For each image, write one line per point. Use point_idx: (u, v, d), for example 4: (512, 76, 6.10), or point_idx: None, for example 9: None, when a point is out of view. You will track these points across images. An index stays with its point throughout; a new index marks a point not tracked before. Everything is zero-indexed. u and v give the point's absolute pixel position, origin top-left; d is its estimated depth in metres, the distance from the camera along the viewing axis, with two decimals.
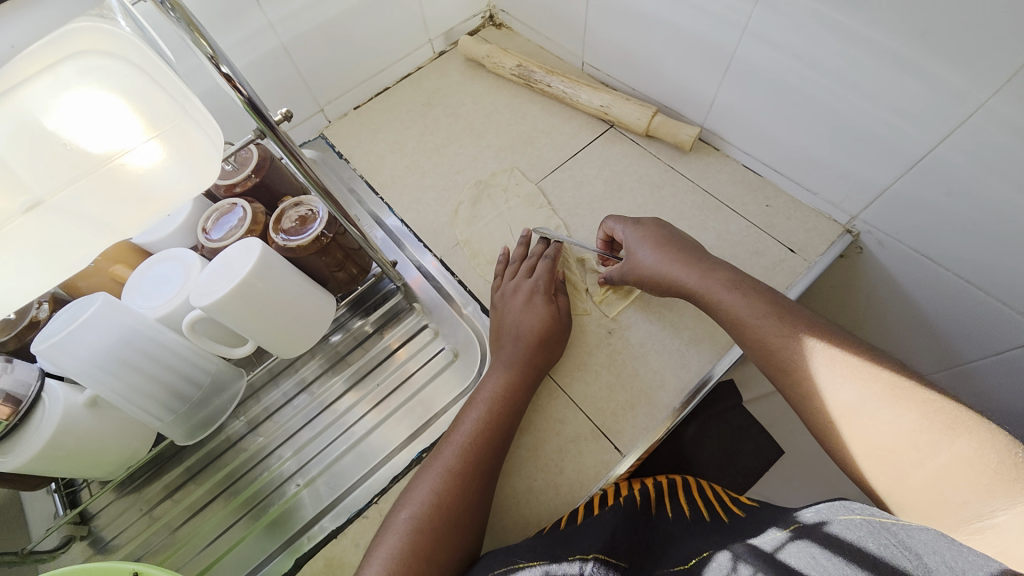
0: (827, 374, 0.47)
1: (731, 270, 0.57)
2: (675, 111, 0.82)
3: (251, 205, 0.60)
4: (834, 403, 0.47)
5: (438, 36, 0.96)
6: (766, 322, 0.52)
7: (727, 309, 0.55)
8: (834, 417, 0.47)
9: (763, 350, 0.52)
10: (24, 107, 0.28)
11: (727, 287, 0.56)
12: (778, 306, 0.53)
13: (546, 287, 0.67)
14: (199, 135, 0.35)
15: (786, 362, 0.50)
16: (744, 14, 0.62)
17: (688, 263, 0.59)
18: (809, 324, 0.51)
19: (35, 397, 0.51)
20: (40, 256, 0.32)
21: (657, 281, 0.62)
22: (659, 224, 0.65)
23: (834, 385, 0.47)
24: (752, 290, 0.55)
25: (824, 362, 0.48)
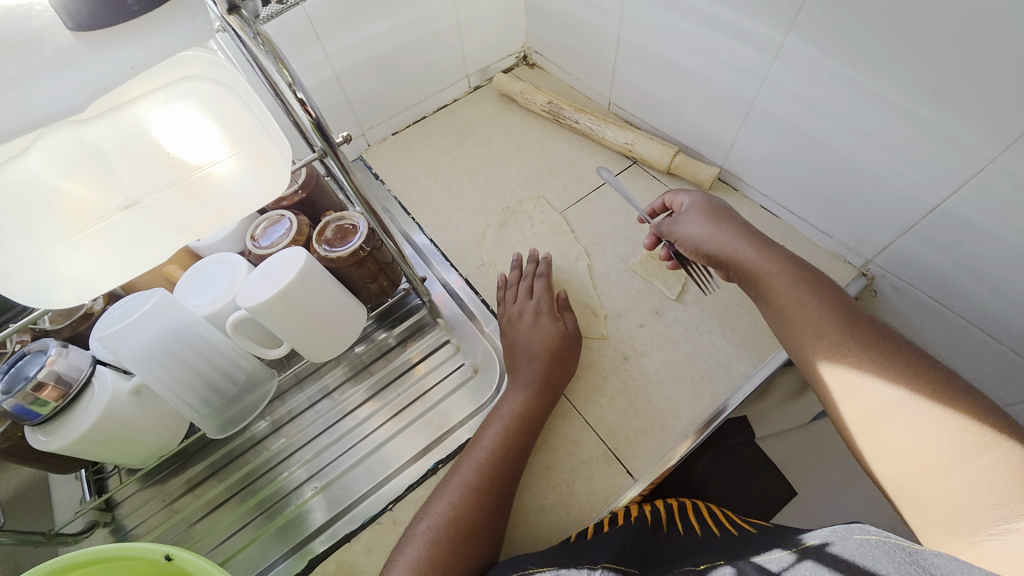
0: (870, 366, 0.49)
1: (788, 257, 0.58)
2: (696, 152, 0.86)
3: (298, 218, 0.65)
4: (869, 395, 0.48)
5: (475, 72, 1.03)
6: (817, 309, 0.53)
7: (774, 292, 0.56)
8: (867, 413, 0.48)
9: (807, 335, 0.53)
10: (135, 119, 0.33)
11: (782, 268, 0.57)
12: (827, 297, 0.54)
13: (549, 306, 0.70)
14: (270, 150, 0.39)
15: (825, 350, 0.52)
16: (764, 66, 0.66)
17: (746, 239, 0.60)
18: (857, 317, 0.52)
19: (85, 381, 0.54)
20: (124, 249, 0.37)
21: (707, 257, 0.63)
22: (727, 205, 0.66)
23: (873, 377, 0.48)
24: (807, 278, 0.56)
25: (860, 358, 0.49)
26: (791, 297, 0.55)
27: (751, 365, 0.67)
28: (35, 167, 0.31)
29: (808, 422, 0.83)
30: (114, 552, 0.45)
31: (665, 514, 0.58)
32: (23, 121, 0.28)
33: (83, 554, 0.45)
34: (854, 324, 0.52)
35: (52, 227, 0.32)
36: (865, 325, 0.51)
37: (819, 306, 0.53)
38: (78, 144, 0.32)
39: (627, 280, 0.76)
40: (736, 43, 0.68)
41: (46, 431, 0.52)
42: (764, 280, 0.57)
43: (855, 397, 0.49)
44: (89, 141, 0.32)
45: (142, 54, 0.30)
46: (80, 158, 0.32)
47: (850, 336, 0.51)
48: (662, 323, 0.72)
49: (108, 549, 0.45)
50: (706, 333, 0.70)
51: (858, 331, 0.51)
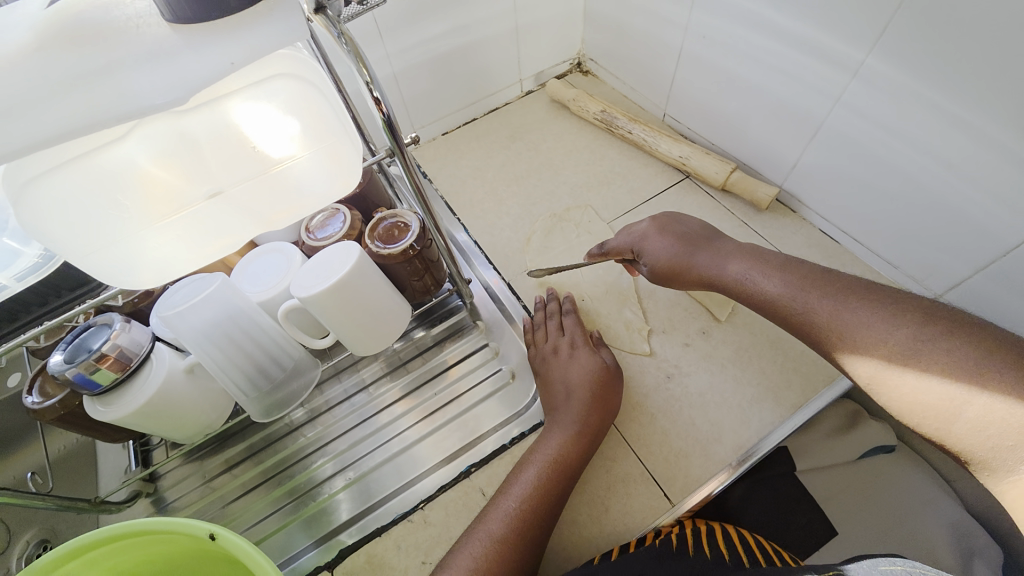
0: (865, 320, 0.48)
1: (737, 245, 0.62)
2: (753, 169, 0.83)
3: (352, 212, 0.66)
4: (879, 351, 0.46)
5: (528, 77, 1.03)
6: (789, 288, 0.54)
7: (741, 283, 0.58)
8: (882, 373, 0.46)
9: (792, 313, 0.53)
10: (225, 114, 0.34)
11: (739, 261, 0.59)
12: (786, 268, 0.56)
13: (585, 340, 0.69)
14: (345, 149, 0.39)
15: (817, 323, 0.51)
16: (839, 85, 0.64)
17: (691, 246, 0.64)
18: (819, 273, 0.54)
19: (145, 357, 0.56)
20: (201, 233, 0.38)
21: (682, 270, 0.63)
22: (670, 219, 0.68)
23: (874, 333, 0.47)
24: (761, 258, 0.59)
25: (846, 321, 0.49)
26: (760, 286, 0.57)
27: (803, 396, 0.64)
28: (130, 152, 0.32)
29: (855, 460, 0.78)
30: (157, 522, 0.46)
31: (698, 530, 0.55)
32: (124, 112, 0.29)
33: (127, 524, 0.46)
34: (823, 282, 0.52)
35: (140, 212, 0.34)
36: (834, 278, 0.52)
37: (786, 282, 0.55)
38: (174, 133, 0.33)
39: (674, 297, 0.74)
40: (810, 59, 0.65)
41: (105, 401, 0.55)
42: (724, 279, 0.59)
43: (864, 360, 0.47)
44: (185, 131, 0.34)
45: (242, 53, 0.30)
46: (173, 146, 0.34)
47: (827, 296, 0.51)
48: (708, 344, 0.69)
49: (149, 520, 0.46)
50: (755, 358, 0.67)
51: (830, 288, 0.51)
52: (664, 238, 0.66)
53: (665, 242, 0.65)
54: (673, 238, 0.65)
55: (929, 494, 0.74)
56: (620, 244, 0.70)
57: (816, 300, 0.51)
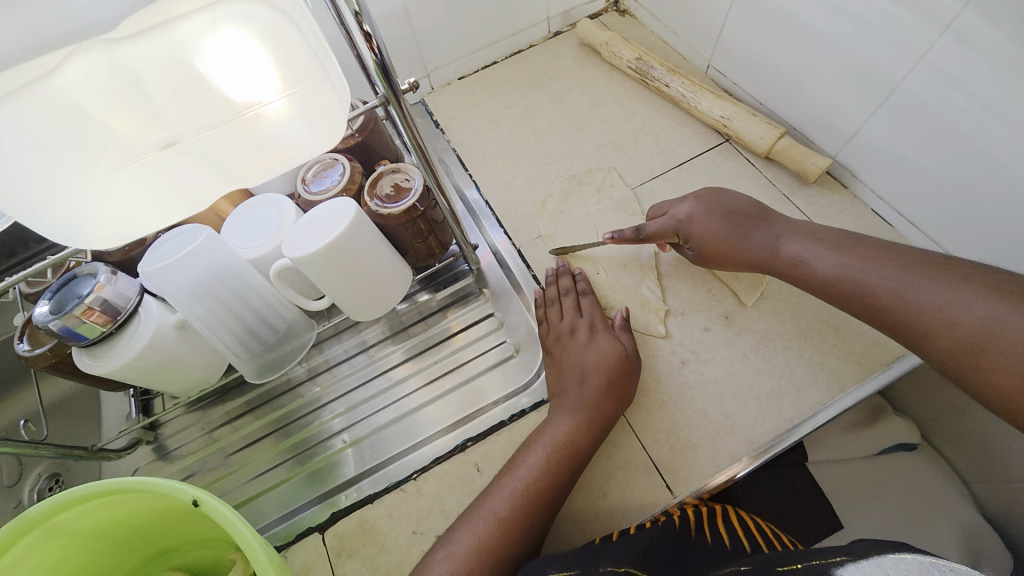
0: (940, 297, 0.44)
1: (789, 222, 0.59)
2: (804, 136, 0.73)
3: (351, 164, 0.61)
4: (957, 333, 0.42)
5: (557, 15, 0.91)
6: (848, 267, 0.51)
7: (798, 263, 0.55)
8: (959, 356, 0.42)
9: (854, 294, 0.50)
10: (180, 42, 0.29)
11: (794, 239, 0.56)
12: (844, 244, 0.53)
13: (604, 322, 0.65)
14: (329, 95, 0.33)
15: (882, 302, 0.48)
16: (926, 41, 0.53)
17: (740, 224, 0.60)
18: (883, 249, 0.50)
19: (133, 310, 0.54)
20: (166, 189, 0.33)
21: (741, 252, 0.60)
22: (719, 194, 0.64)
23: (953, 304, 0.43)
24: (817, 236, 0.55)
25: (928, 290, 0.45)
26: (817, 265, 0.54)
27: (827, 394, 0.59)
28: (69, 88, 0.27)
29: (871, 456, 0.74)
30: (143, 483, 0.45)
31: (696, 515, 0.53)
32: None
33: (109, 483, 0.45)
34: (888, 259, 0.49)
35: (90, 160, 0.29)
36: (901, 253, 0.49)
37: (842, 260, 0.52)
38: (113, 67, 0.28)
39: (697, 276, 0.68)
40: (895, 5, 0.54)
41: (94, 353, 0.53)
42: (783, 257, 0.56)
43: (938, 342, 0.43)
44: (125, 64, 0.28)
45: None
46: (115, 85, 0.28)
47: (893, 273, 0.48)
48: (730, 331, 0.64)
49: (137, 480, 0.45)
50: (780, 349, 0.62)
51: (896, 265, 0.48)
52: (711, 217, 0.62)
53: (712, 222, 0.61)
54: (719, 216, 0.61)
55: (948, 499, 0.70)
56: (664, 232, 0.65)
57: (880, 278, 0.48)
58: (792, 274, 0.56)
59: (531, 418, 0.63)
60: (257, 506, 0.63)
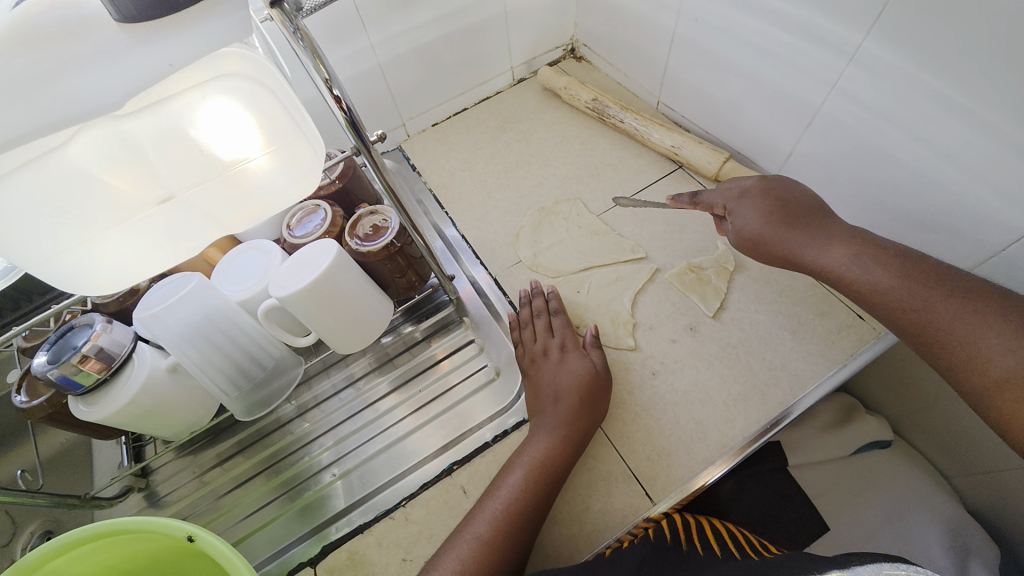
0: (980, 336, 0.45)
1: (842, 225, 0.58)
2: (748, 159, 0.80)
3: (332, 208, 0.65)
4: (1001, 370, 0.44)
5: (520, 64, 1.00)
6: (891, 283, 0.52)
7: (845, 269, 0.55)
8: (999, 390, 0.44)
9: (890, 309, 0.52)
10: (176, 116, 0.34)
11: (842, 245, 0.56)
12: (903, 258, 0.52)
13: (575, 342, 0.68)
14: (305, 149, 0.40)
15: (931, 322, 0.48)
16: (835, 71, 0.61)
17: (789, 214, 0.60)
18: (942, 278, 0.49)
19: (127, 357, 0.57)
20: (161, 238, 0.39)
21: (762, 236, 0.62)
22: (781, 184, 0.63)
23: (993, 348, 0.44)
24: (870, 245, 0.55)
25: (979, 328, 0.45)
26: (859, 275, 0.54)
27: (791, 394, 0.62)
28: (76, 160, 0.32)
29: (848, 455, 0.76)
30: (145, 522, 0.47)
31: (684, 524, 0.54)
32: (76, 111, 0.30)
33: (107, 523, 0.47)
34: (948, 288, 0.49)
35: (96, 219, 0.34)
36: (959, 279, 0.49)
37: (894, 275, 0.52)
38: (116, 138, 0.33)
39: (662, 292, 0.73)
40: (806, 43, 0.62)
41: (89, 401, 0.56)
42: (820, 261, 0.57)
43: (975, 377, 0.45)
44: (127, 135, 0.33)
45: (177, 48, 0.31)
46: (118, 152, 0.33)
47: (943, 302, 0.48)
48: (696, 341, 0.68)
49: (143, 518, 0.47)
50: (744, 355, 0.66)
51: (954, 291, 0.48)
52: (760, 210, 0.62)
53: (757, 208, 0.63)
54: (772, 209, 0.61)
55: (923, 491, 0.72)
56: (714, 201, 0.68)
57: (937, 301, 0.48)
58: (833, 278, 0.57)
59: (514, 438, 0.65)
60: (249, 547, 0.63)
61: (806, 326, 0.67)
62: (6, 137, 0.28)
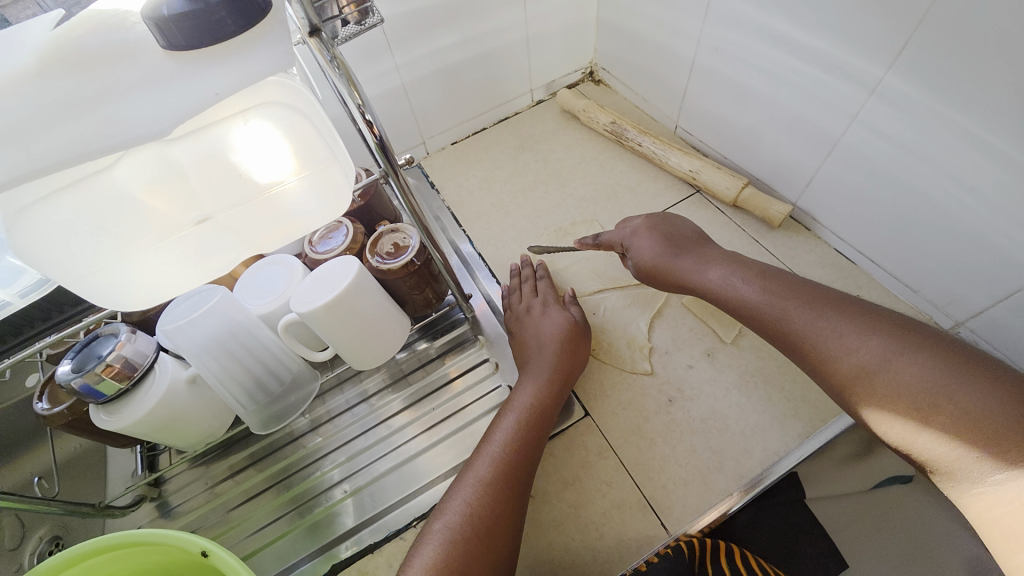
0: (836, 331, 0.49)
1: (720, 253, 0.65)
2: (767, 185, 0.80)
3: (354, 225, 0.66)
4: (854, 361, 0.47)
5: (539, 87, 1.02)
6: (763, 295, 0.56)
7: (722, 288, 0.60)
8: (854, 380, 0.47)
9: (769, 319, 0.55)
10: (215, 142, 0.36)
11: (719, 267, 0.62)
12: (765, 276, 0.58)
13: (556, 299, 0.73)
14: (336, 173, 0.41)
15: (792, 328, 0.53)
16: (857, 102, 0.61)
17: (675, 246, 0.67)
18: (801, 286, 0.55)
19: (149, 367, 0.57)
20: (195, 257, 0.39)
21: (654, 264, 0.67)
22: (669, 220, 0.71)
23: (846, 342, 0.48)
24: (743, 265, 0.61)
25: (832, 323, 0.50)
26: (738, 291, 0.59)
27: (810, 426, 0.61)
28: (120, 180, 0.33)
29: (868, 489, 0.73)
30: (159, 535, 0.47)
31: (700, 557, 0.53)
32: (124, 138, 0.30)
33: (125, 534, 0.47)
34: (804, 294, 0.54)
35: (135, 238, 0.35)
36: (810, 289, 0.54)
37: (764, 289, 0.57)
38: (159, 160, 0.34)
39: (679, 316, 0.72)
40: (827, 75, 0.63)
41: (109, 410, 0.56)
42: (703, 280, 0.62)
43: (831, 373, 0.49)
44: (170, 158, 0.35)
45: (224, 80, 0.32)
46: (160, 174, 0.35)
47: (806, 305, 0.53)
48: (713, 367, 0.67)
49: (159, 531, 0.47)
50: (761, 383, 0.65)
51: (806, 300, 0.53)
52: (651, 238, 0.69)
53: (651, 239, 0.69)
54: (661, 239, 0.68)
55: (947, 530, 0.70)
56: (613, 239, 0.74)
57: (794, 309, 0.53)
58: (716, 298, 0.61)
59: None
60: (258, 562, 0.63)
61: None
62: (58, 160, 0.30)
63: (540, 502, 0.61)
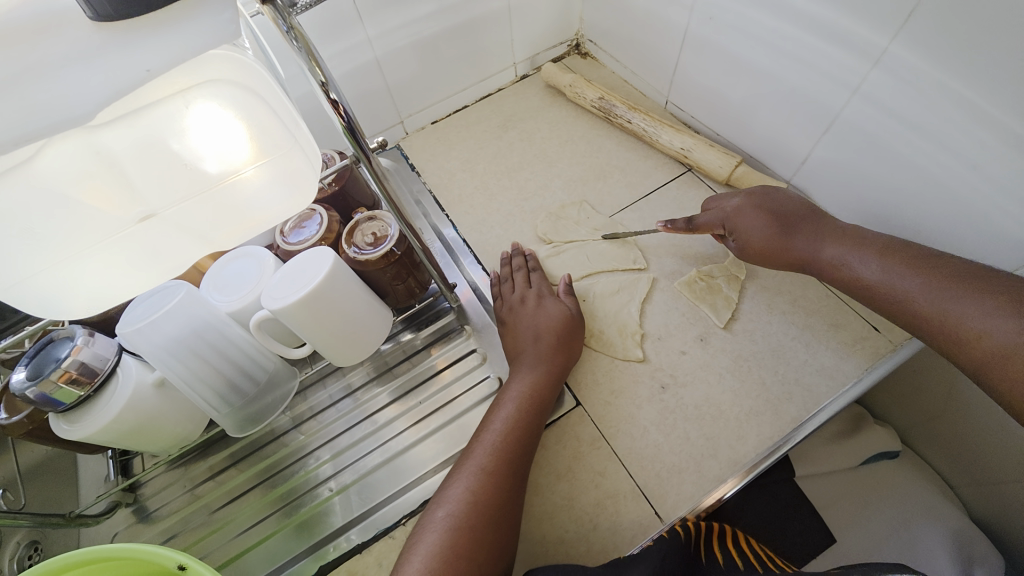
0: (968, 312, 0.47)
1: (836, 226, 0.61)
2: (760, 163, 0.78)
3: (329, 213, 0.62)
4: (988, 344, 0.45)
5: (523, 60, 0.97)
6: (888, 274, 0.54)
7: (841, 268, 0.58)
8: (990, 364, 0.45)
9: (894, 300, 0.53)
10: (157, 128, 0.32)
11: (836, 244, 0.59)
12: (889, 251, 0.55)
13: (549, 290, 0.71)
14: (300, 160, 0.37)
15: (916, 308, 0.51)
16: (858, 74, 0.58)
17: (787, 224, 0.63)
18: (928, 259, 0.52)
19: (111, 371, 0.54)
20: (143, 257, 0.36)
21: (763, 246, 0.64)
22: (775, 193, 0.66)
23: (979, 323, 0.46)
24: (861, 241, 0.58)
25: (963, 303, 0.47)
26: (858, 270, 0.57)
27: (804, 410, 0.60)
28: (45, 172, 0.29)
29: (856, 467, 0.73)
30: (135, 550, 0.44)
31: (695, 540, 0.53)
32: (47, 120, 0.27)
33: (78, 553, 0.44)
34: (931, 269, 0.51)
35: (73, 236, 0.32)
36: (942, 262, 0.51)
37: (886, 267, 0.54)
38: (90, 150, 0.30)
39: (670, 301, 0.71)
40: (826, 45, 0.60)
41: (70, 418, 0.53)
42: (823, 261, 0.60)
43: (966, 354, 0.47)
44: (102, 147, 0.30)
45: (154, 54, 0.28)
46: (90, 165, 0.30)
47: (933, 284, 0.50)
48: (707, 352, 0.66)
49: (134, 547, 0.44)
50: (756, 368, 0.64)
51: (935, 275, 0.50)
52: (760, 216, 0.64)
53: (757, 219, 0.64)
54: (770, 217, 0.64)
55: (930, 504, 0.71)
56: (711, 222, 0.68)
57: (919, 288, 0.51)
58: (836, 277, 0.59)
59: None
60: (244, 565, 0.60)
61: (820, 338, 0.65)
62: None
63: (533, 495, 0.59)
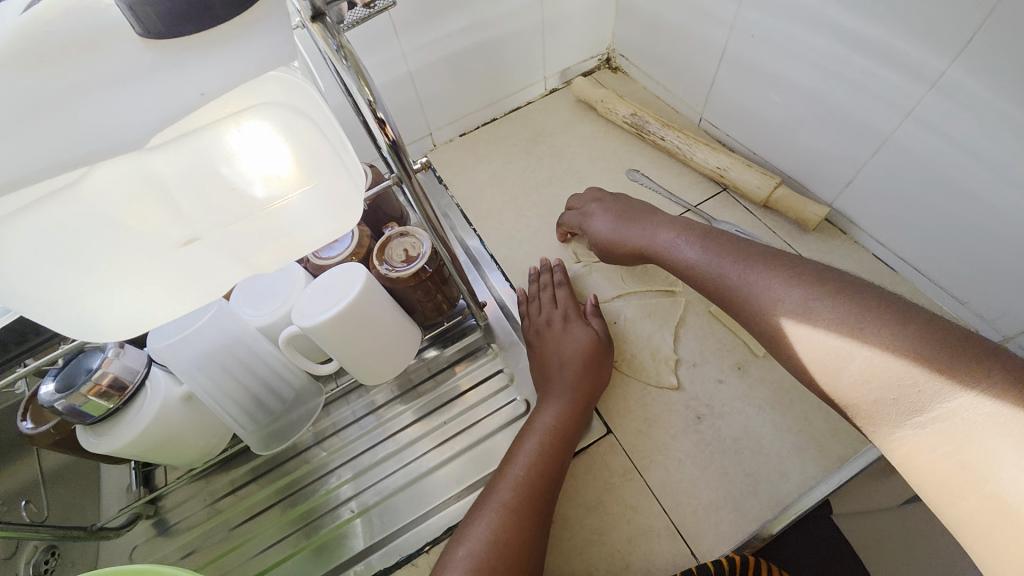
0: (763, 286, 0.49)
1: (667, 216, 0.65)
2: (800, 184, 0.76)
3: (359, 228, 0.61)
4: (775, 317, 0.48)
5: (553, 74, 0.96)
6: (702, 257, 0.56)
7: (668, 250, 0.60)
8: (777, 332, 0.48)
9: (703, 280, 0.56)
10: (205, 151, 0.31)
11: (669, 230, 0.62)
12: (708, 237, 0.57)
13: (577, 312, 0.69)
14: (344, 181, 0.37)
15: (726, 286, 0.53)
16: (913, 98, 0.55)
17: (626, 219, 0.68)
18: (739, 244, 0.54)
19: (140, 384, 0.53)
20: (188, 280, 0.35)
21: (606, 240, 0.69)
22: (628, 201, 0.72)
23: (774, 295, 0.48)
24: (691, 229, 0.60)
25: (762, 280, 0.50)
26: (682, 254, 0.59)
27: (850, 447, 0.57)
28: (91, 199, 0.28)
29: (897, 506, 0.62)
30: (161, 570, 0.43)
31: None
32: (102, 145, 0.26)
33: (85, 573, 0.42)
34: (741, 251, 0.53)
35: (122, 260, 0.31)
36: (746, 247, 0.54)
37: (705, 250, 0.56)
38: (140, 174, 0.29)
39: (705, 325, 0.68)
40: (878, 66, 0.57)
41: (99, 431, 0.52)
42: (654, 245, 0.62)
43: (762, 325, 0.49)
44: (151, 171, 0.30)
45: (208, 76, 0.27)
46: (141, 190, 0.30)
47: (740, 264, 0.52)
48: (744, 383, 0.63)
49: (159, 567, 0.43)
50: (797, 400, 0.61)
51: (743, 257, 0.53)
52: (605, 216, 0.71)
53: (604, 220, 0.70)
54: (614, 215, 0.70)
55: None
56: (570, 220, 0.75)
57: (731, 269, 0.53)
58: (664, 261, 0.61)
59: None
60: None
61: None
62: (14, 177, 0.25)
63: (561, 528, 0.57)
